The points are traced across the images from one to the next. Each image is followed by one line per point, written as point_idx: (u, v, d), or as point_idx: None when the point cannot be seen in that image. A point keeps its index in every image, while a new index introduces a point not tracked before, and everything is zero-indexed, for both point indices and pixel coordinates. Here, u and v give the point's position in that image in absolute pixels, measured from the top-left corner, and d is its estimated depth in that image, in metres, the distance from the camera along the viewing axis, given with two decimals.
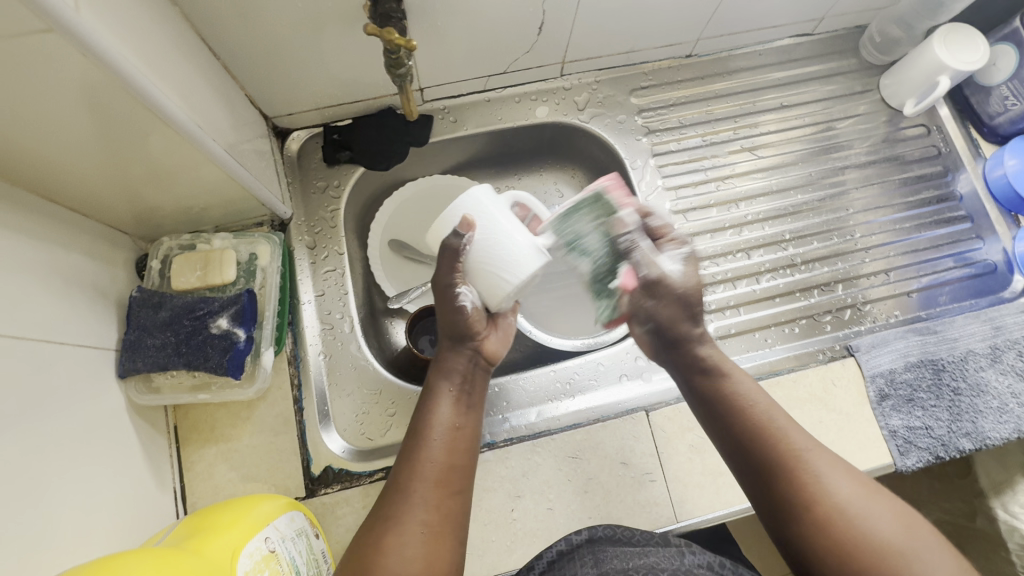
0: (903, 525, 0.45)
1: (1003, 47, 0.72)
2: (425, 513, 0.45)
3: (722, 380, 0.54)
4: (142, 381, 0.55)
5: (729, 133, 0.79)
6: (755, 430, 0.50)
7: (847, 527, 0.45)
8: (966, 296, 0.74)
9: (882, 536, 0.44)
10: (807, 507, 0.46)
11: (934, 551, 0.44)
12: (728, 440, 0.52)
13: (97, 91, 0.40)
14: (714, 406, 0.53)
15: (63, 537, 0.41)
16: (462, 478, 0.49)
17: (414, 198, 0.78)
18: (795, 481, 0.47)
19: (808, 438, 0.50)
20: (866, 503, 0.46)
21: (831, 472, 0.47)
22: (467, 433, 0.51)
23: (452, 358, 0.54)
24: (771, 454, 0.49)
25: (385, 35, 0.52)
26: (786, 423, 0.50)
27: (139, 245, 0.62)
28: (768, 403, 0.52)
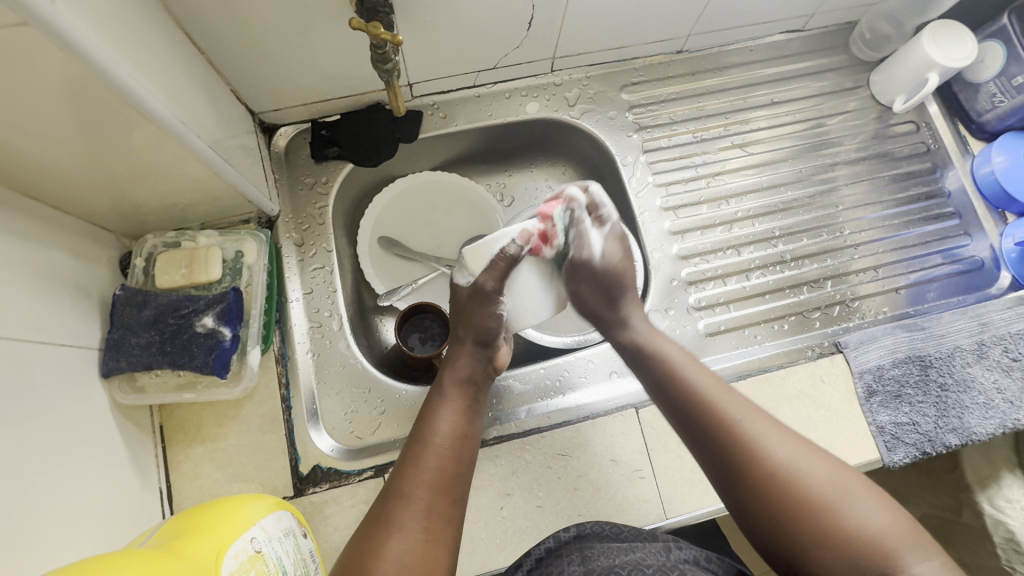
0: (841, 477, 0.45)
1: (991, 45, 0.72)
2: (426, 520, 0.45)
3: (657, 352, 0.56)
4: (126, 380, 0.54)
5: (720, 129, 0.79)
6: (691, 399, 0.51)
7: (786, 483, 0.45)
8: (953, 293, 0.74)
9: (820, 489, 0.44)
10: (747, 471, 0.47)
11: (870, 500, 0.44)
12: (673, 411, 0.52)
13: (77, 87, 0.39)
14: (656, 377, 0.54)
15: (48, 539, 0.40)
16: (463, 486, 0.50)
17: (404, 194, 0.77)
18: (735, 445, 0.48)
19: (744, 403, 0.50)
20: (802, 460, 0.46)
21: (768, 436, 0.48)
22: (471, 441, 0.52)
23: (466, 362, 0.56)
24: (710, 422, 0.49)
25: (370, 31, 0.51)
26: (720, 388, 0.51)
27: (123, 243, 0.61)
28: (701, 371, 0.53)
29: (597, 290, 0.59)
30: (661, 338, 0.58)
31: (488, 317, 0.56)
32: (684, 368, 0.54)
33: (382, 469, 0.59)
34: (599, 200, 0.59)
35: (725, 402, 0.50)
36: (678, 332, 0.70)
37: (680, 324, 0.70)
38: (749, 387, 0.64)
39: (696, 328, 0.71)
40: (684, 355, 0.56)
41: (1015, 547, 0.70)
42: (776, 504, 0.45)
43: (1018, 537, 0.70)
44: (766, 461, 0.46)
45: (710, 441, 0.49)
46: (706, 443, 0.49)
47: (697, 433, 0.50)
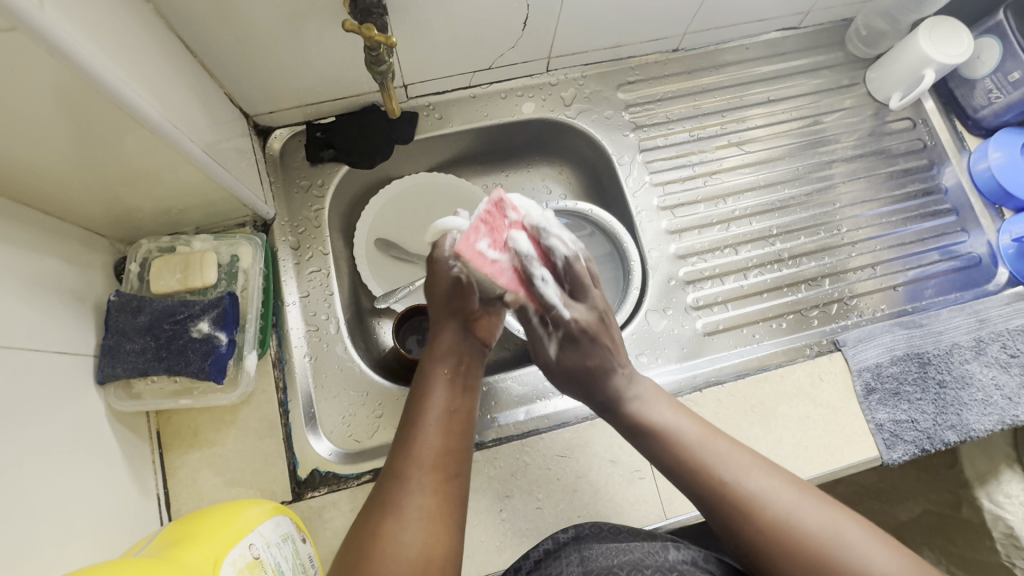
0: (834, 510, 0.45)
1: (987, 40, 0.72)
2: (422, 498, 0.44)
3: (644, 416, 0.52)
4: (122, 387, 0.54)
5: (717, 128, 0.79)
6: (683, 456, 0.49)
7: (790, 533, 0.43)
8: (951, 289, 0.74)
9: (822, 534, 0.43)
10: (749, 528, 0.45)
11: (875, 542, 0.43)
12: (667, 468, 0.50)
13: (65, 91, 0.38)
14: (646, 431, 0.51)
15: (43, 550, 0.40)
16: (459, 461, 0.48)
17: (400, 196, 0.77)
18: (736, 501, 0.46)
19: (736, 451, 0.48)
20: (806, 509, 0.44)
21: (766, 482, 0.46)
22: (461, 416, 0.50)
23: (448, 339, 0.54)
24: (704, 480, 0.47)
25: (363, 31, 0.51)
26: (709, 436, 0.50)
27: (117, 248, 0.60)
28: (689, 420, 0.51)
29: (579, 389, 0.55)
30: (650, 395, 0.54)
31: (449, 281, 0.56)
32: (672, 426, 0.51)
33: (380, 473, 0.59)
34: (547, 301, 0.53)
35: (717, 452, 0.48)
36: (676, 332, 0.70)
37: (678, 323, 0.70)
38: (747, 385, 0.63)
39: (695, 327, 0.70)
40: (672, 405, 0.53)
41: (1015, 543, 0.71)
42: (787, 563, 0.43)
43: (1017, 532, 0.70)
44: (767, 511, 0.44)
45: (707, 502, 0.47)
46: (702, 503, 0.47)
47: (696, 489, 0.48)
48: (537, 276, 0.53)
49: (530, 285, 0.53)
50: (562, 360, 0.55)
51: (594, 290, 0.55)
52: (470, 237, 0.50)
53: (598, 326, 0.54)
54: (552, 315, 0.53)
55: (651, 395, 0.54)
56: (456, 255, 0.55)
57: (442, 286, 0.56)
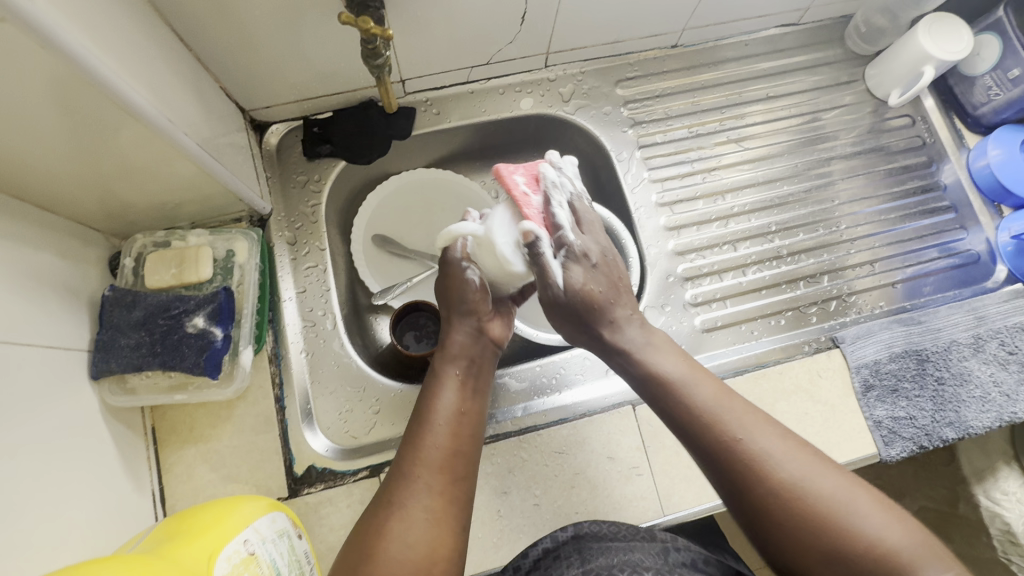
0: (843, 480, 0.44)
1: (987, 37, 0.72)
2: (428, 498, 0.44)
3: (654, 368, 0.52)
4: (117, 382, 0.54)
5: (716, 124, 0.78)
6: (693, 409, 0.49)
7: (798, 499, 0.43)
8: (950, 286, 0.74)
9: (831, 501, 0.43)
10: (755, 491, 0.45)
11: (882, 515, 0.43)
12: (675, 422, 0.50)
13: (57, 83, 0.38)
14: (656, 386, 0.51)
15: (36, 547, 0.39)
16: (466, 463, 0.48)
17: (398, 192, 0.77)
18: (745, 463, 0.45)
19: (746, 411, 0.48)
20: (817, 475, 0.44)
21: (776, 444, 0.46)
22: (471, 419, 0.50)
23: (460, 340, 0.54)
24: (714, 437, 0.47)
25: (360, 24, 0.51)
26: (724, 395, 0.49)
27: (112, 242, 0.60)
28: (704, 376, 0.51)
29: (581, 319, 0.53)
30: (662, 348, 0.54)
31: (463, 285, 0.56)
32: (686, 380, 0.50)
33: (378, 469, 0.59)
34: (557, 221, 0.53)
35: (727, 410, 0.48)
36: (675, 328, 0.70)
37: (676, 320, 0.70)
38: (745, 382, 0.63)
39: (693, 324, 0.70)
40: (681, 360, 0.53)
41: (1012, 539, 0.71)
42: (790, 521, 0.43)
43: (1014, 530, 0.70)
44: (776, 473, 0.44)
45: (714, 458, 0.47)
46: (709, 460, 0.47)
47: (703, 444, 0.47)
48: (554, 198, 0.54)
49: (548, 209, 0.54)
50: (572, 286, 0.52)
51: (598, 229, 0.57)
52: (509, 166, 0.55)
53: (602, 260, 0.55)
54: (561, 238, 0.53)
55: (660, 347, 0.54)
56: (469, 257, 0.56)
57: (455, 289, 0.56)
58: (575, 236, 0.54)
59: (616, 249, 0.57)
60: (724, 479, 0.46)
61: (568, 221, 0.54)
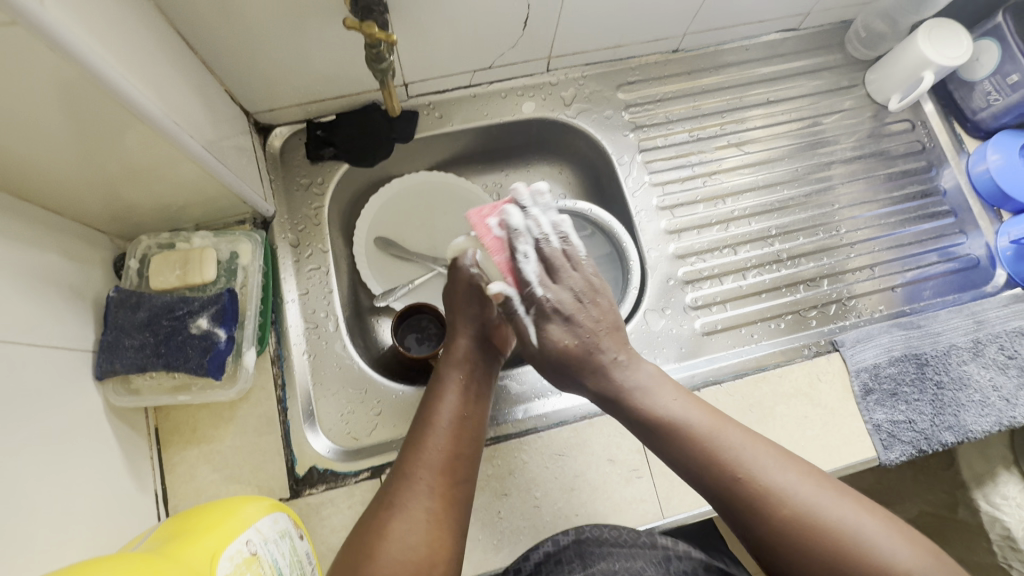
0: (851, 503, 0.45)
1: (986, 43, 0.72)
2: (428, 500, 0.44)
3: (654, 409, 0.50)
4: (121, 382, 0.54)
5: (717, 128, 0.79)
6: (699, 451, 0.48)
7: (811, 530, 0.43)
8: (949, 290, 0.74)
9: (846, 530, 0.43)
10: (768, 526, 0.44)
11: (893, 533, 0.43)
12: (681, 465, 0.49)
13: (65, 86, 0.38)
14: (656, 429, 0.50)
15: (40, 545, 0.40)
16: (467, 467, 0.48)
17: (400, 195, 0.77)
18: (752, 500, 0.45)
19: (747, 448, 0.47)
20: (823, 501, 0.44)
21: (783, 478, 0.46)
22: (474, 423, 0.51)
23: (463, 344, 0.55)
24: (720, 474, 0.47)
25: (364, 29, 0.51)
26: (721, 429, 0.49)
27: (117, 244, 0.61)
28: (699, 410, 0.50)
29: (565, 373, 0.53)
30: (656, 384, 0.52)
31: (470, 290, 0.57)
32: (683, 420, 0.49)
33: (378, 471, 0.59)
34: (524, 278, 0.53)
35: (729, 449, 0.47)
36: (675, 331, 0.70)
37: (677, 323, 0.71)
38: (745, 385, 0.64)
39: (693, 327, 0.71)
40: (676, 393, 0.52)
41: (1011, 544, 0.71)
42: (806, 559, 0.43)
43: (1014, 534, 0.70)
44: (787, 507, 0.44)
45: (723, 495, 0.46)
46: (716, 498, 0.47)
47: (710, 485, 0.47)
48: (521, 252, 0.54)
49: (515, 263, 0.54)
50: (547, 345, 0.53)
51: (575, 271, 0.54)
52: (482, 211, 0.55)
53: (577, 308, 0.53)
54: (529, 294, 0.53)
55: (656, 385, 0.52)
56: (478, 263, 0.58)
57: (461, 293, 0.58)
58: (545, 290, 0.53)
59: (597, 280, 0.55)
60: (736, 519, 0.46)
61: (537, 276, 0.54)
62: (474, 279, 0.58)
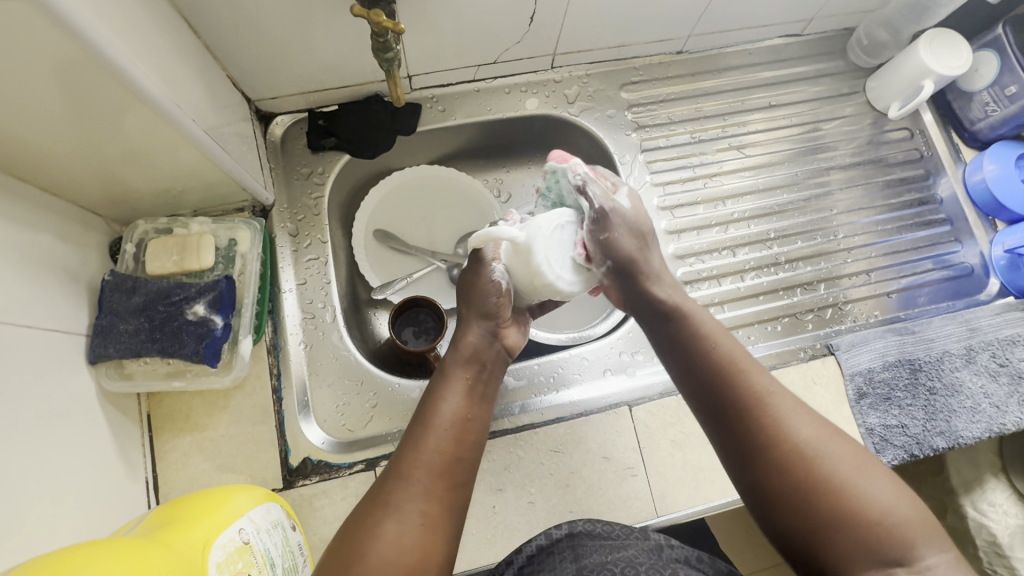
0: (856, 452, 0.45)
1: (985, 54, 0.73)
2: (424, 503, 0.44)
3: (684, 324, 0.52)
4: (114, 367, 0.53)
5: (718, 130, 0.79)
6: (722, 369, 0.49)
7: (811, 459, 0.44)
8: (943, 298, 0.75)
9: (842, 470, 0.44)
10: (767, 453, 0.45)
11: (889, 487, 0.43)
12: (702, 382, 0.49)
13: (67, 65, 0.38)
14: (682, 350, 0.51)
15: (26, 529, 0.39)
16: (464, 470, 0.48)
17: (401, 187, 0.77)
18: (760, 429, 0.46)
19: (770, 379, 0.48)
20: (828, 442, 0.45)
21: (795, 415, 0.46)
22: (476, 426, 0.50)
23: (472, 343, 0.54)
24: (737, 392, 0.47)
25: (372, 18, 0.51)
26: (748, 358, 0.49)
27: (113, 228, 0.60)
28: (728, 339, 0.51)
29: (615, 275, 0.52)
30: (690, 304, 0.54)
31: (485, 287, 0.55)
32: (714, 338, 0.51)
33: (373, 463, 0.58)
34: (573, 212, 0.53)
35: (754, 375, 0.48)
36: None
37: None
38: None
39: None
40: (707, 318, 0.53)
41: (997, 550, 0.72)
42: (801, 484, 0.44)
43: (1000, 540, 0.71)
44: (795, 436, 0.45)
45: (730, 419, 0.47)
46: (725, 408, 0.48)
47: (725, 402, 0.48)
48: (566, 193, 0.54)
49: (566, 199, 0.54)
50: (616, 245, 0.51)
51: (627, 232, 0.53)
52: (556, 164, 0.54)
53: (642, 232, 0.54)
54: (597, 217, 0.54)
55: (691, 305, 0.53)
56: (500, 258, 0.54)
57: (478, 292, 0.55)
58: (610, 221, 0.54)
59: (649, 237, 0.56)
60: (739, 437, 0.46)
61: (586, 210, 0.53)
62: (495, 276, 0.54)
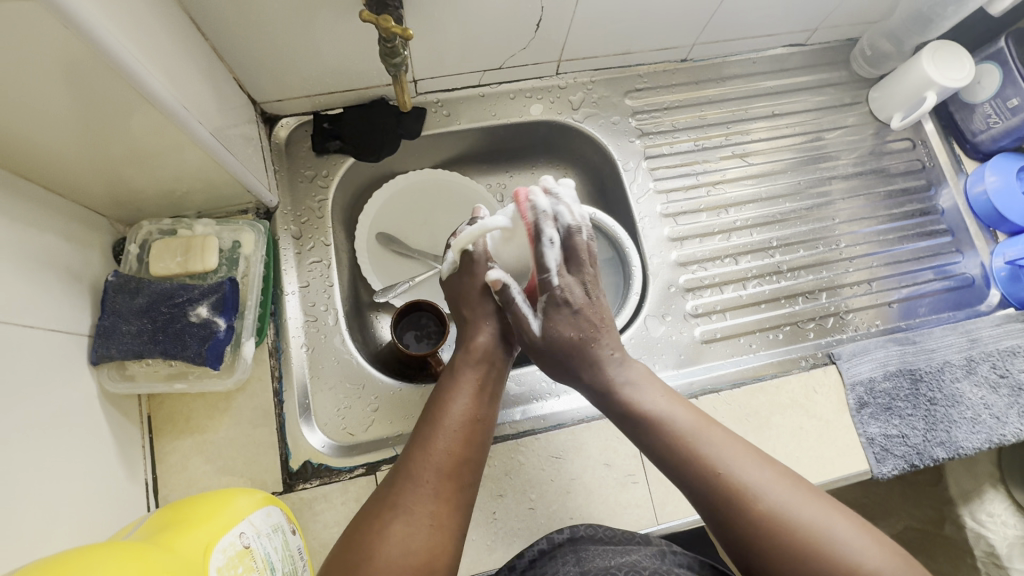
0: (827, 508, 0.44)
1: (988, 66, 0.74)
2: (433, 504, 0.44)
3: (636, 404, 0.51)
4: (116, 368, 0.53)
5: (721, 138, 0.79)
6: (677, 445, 0.48)
7: (782, 526, 0.43)
8: (944, 308, 0.75)
9: (816, 531, 0.43)
10: (739, 519, 0.44)
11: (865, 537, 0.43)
12: (664, 463, 0.49)
13: (77, 66, 0.38)
14: (639, 430, 0.50)
15: (25, 530, 0.39)
16: (473, 470, 0.48)
17: (404, 191, 0.77)
18: (731, 497, 0.45)
19: (727, 447, 0.47)
20: (797, 505, 0.44)
21: (758, 479, 0.45)
22: (485, 426, 0.50)
23: (483, 341, 0.54)
24: (695, 471, 0.47)
25: (381, 23, 0.51)
26: (704, 427, 0.49)
27: (117, 228, 0.60)
28: (683, 408, 0.51)
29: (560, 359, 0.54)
30: (642, 384, 0.53)
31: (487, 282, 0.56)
32: (667, 415, 0.50)
33: (373, 467, 0.58)
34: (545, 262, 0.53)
35: (709, 447, 0.47)
36: (674, 338, 0.70)
37: (676, 330, 0.71)
38: (743, 395, 0.64)
39: (693, 334, 0.71)
40: (660, 392, 0.52)
41: (996, 562, 0.72)
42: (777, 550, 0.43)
43: (998, 552, 0.71)
44: (760, 503, 0.44)
45: (696, 487, 0.46)
46: (689, 488, 0.47)
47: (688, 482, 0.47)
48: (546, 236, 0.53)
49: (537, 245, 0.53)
50: (553, 333, 0.53)
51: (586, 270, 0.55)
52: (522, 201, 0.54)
53: (586, 303, 0.54)
54: (545, 281, 0.54)
55: (643, 381, 0.53)
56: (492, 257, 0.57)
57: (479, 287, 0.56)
58: (560, 279, 0.54)
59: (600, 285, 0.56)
60: (711, 514, 0.46)
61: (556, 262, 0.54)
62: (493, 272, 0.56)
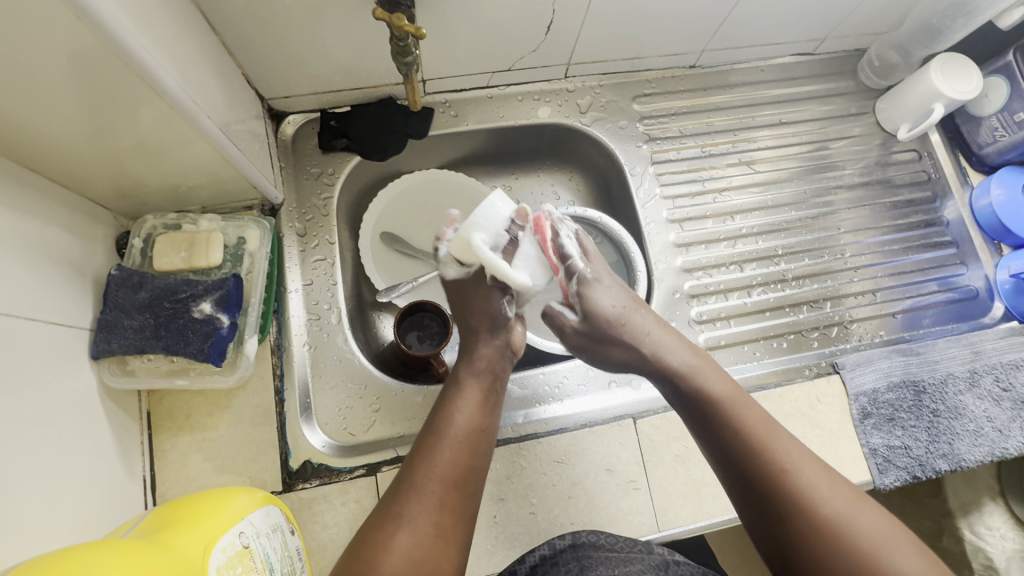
0: (881, 522, 0.45)
1: (996, 80, 0.73)
2: (437, 514, 0.44)
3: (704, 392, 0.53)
4: (117, 363, 0.53)
5: (727, 145, 0.79)
6: (744, 436, 0.50)
7: (836, 529, 0.44)
8: (948, 320, 0.75)
9: (867, 542, 0.44)
10: (798, 513, 0.46)
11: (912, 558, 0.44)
12: (725, 451, 0.50)
13: (87, 57, 0.38)
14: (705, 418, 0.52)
15: (23, 526, 0.38)
16: (476, 479, 0.47)
17: (410, 191, 0.76)
18: (778, 485, 0.47)
19: (793, 447, 0.49)
20: (855, 512, 0.45)
21: (818, 482, 0.47)
22: (488, 435, 0.50)
23: (488, 353, 0.54)
24: (761, 462, 0.48)
25: (394, 21, 0.51)
26: (770, 425, 0.51)
27: (120, 222, 0.59)
28: (752, 404, 0.52)
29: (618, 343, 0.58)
30: (712, 375, 0.55)
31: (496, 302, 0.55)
32: (735, 406, 0.52)
33: (374, 468, 0.58)
34: (568, 252, 0.57)
35: (776, 443, 0.49)
36: None
37: None
38: None
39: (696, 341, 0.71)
40: (729, 388, 0.54)
41: None
42: (827, 553, 0.44)
43: (996, 565, 0.71)
44: (823, 505, 0.46)
45: (756, 476, 0.48)
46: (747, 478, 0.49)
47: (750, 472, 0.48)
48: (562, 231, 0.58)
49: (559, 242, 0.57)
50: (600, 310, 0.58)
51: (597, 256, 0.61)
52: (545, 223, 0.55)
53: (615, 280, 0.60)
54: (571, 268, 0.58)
55: (714, 374, 0.55)
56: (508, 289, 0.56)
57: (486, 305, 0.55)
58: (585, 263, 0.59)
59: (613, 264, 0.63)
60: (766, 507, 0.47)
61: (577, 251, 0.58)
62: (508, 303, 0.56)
